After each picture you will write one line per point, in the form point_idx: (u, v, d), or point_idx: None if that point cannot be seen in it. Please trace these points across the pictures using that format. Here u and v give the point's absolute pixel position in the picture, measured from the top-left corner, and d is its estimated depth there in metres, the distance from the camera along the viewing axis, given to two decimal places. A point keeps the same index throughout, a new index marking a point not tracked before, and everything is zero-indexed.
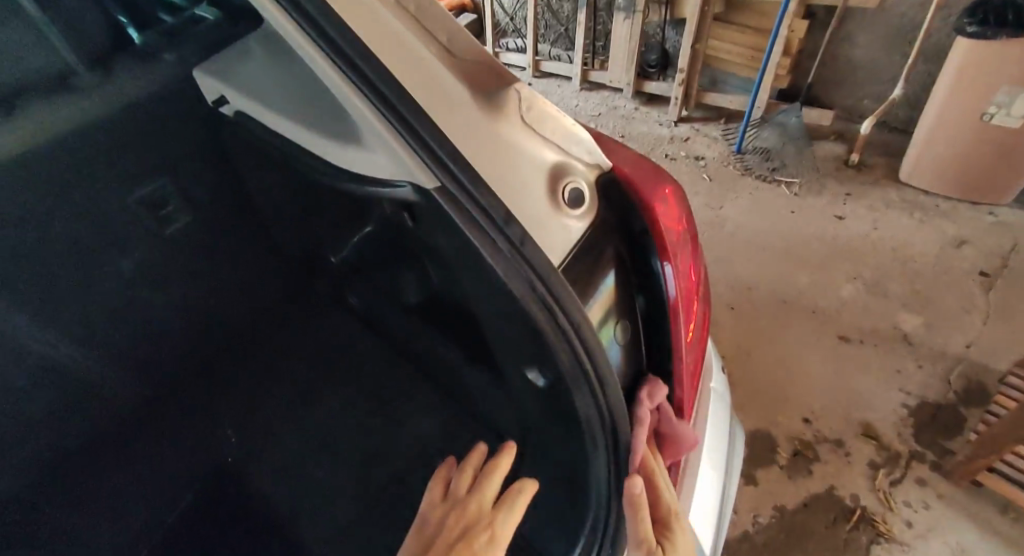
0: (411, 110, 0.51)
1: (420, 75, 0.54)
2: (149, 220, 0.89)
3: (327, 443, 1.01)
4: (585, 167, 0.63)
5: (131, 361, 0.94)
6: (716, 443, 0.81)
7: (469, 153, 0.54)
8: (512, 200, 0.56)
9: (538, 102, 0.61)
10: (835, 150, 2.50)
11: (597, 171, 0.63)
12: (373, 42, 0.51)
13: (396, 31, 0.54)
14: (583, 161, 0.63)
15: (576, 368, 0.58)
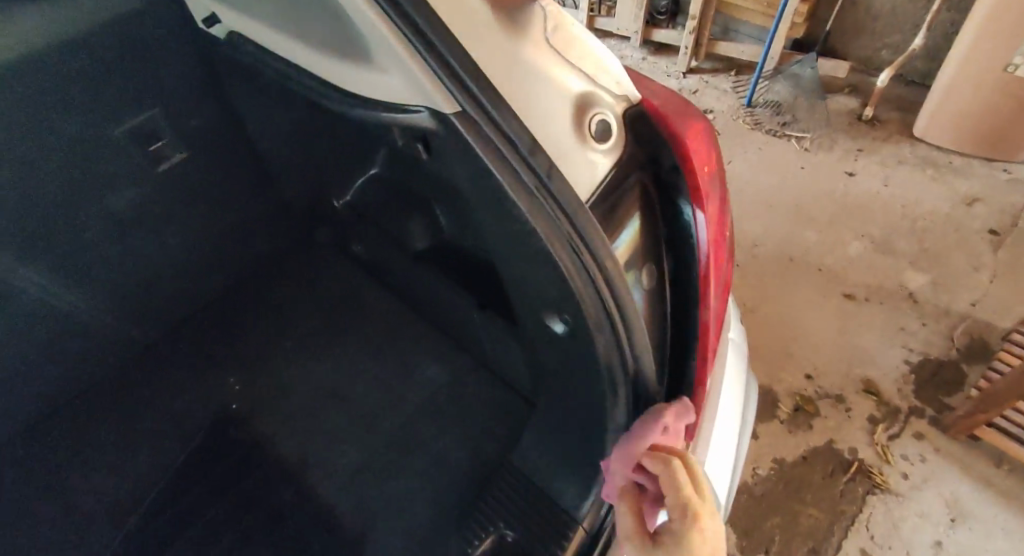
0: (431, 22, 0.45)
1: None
2: (145, 156, 0.83)
3: (336, 390, 1.00)
4: (614, 99, 0.56)
5: (127, 306, 0.93)
6: (733, 393, 0.80)
7: (494, 76, 0.48)
8: (540, 131, 0.50)
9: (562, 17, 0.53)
10: (848, 106, 2.39)
11: (625, 103, 0.56)
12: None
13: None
14: (612, 91, 0.55)
15: (602, 312, 0.56)
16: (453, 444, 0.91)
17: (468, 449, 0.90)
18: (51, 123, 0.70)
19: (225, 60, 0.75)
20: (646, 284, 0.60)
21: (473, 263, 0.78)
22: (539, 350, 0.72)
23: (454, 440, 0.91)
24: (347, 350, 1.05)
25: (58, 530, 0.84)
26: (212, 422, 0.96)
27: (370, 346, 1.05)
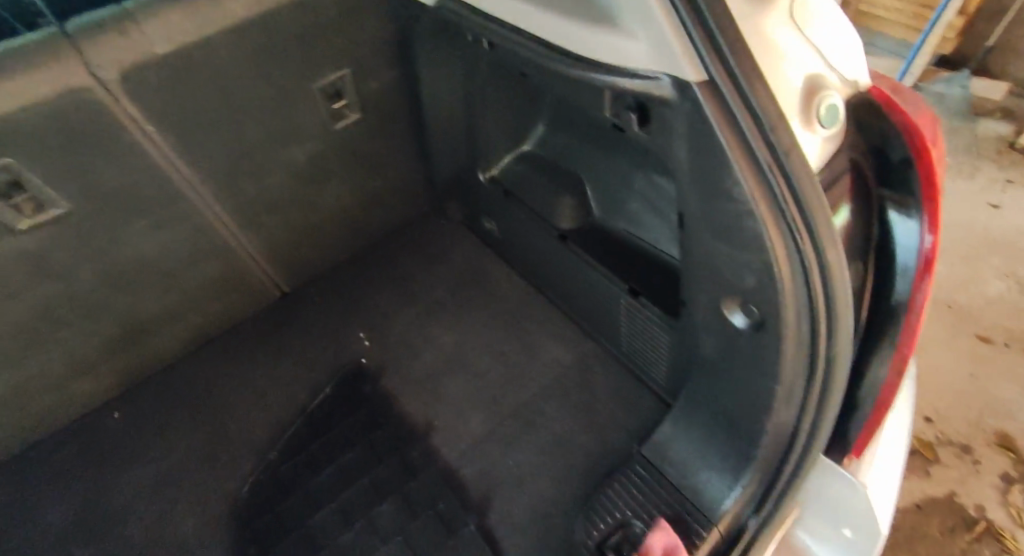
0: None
1: None
2: (326, 110, 0.85)
3: (461, 360, 1.01)
4: (837, 82, 0.52)
5: (277, 254, 1.02)
6: (901, 428, 0.75)
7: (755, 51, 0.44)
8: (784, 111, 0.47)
9: None
10: (998, 132, 2.06)
11: (851, 86, 0.52)
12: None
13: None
14: (834, 75, 0.52)
15: (803, 305, 0.52)
16: (578, 428, 0.91)
17: (593, 434, 0.89)
18: (262, 82, 0.74)
19: (428, 27, 0.77)
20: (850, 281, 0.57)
21: (624, 237, 0.85)
22: (698, 343, 0.69)
23: (577, 422, 0.91)
24: (469, 323, 1.06)
25: (209, 443, 0.95)
26: (344, 372, 1.02)
27: (494, 321, 1.06)
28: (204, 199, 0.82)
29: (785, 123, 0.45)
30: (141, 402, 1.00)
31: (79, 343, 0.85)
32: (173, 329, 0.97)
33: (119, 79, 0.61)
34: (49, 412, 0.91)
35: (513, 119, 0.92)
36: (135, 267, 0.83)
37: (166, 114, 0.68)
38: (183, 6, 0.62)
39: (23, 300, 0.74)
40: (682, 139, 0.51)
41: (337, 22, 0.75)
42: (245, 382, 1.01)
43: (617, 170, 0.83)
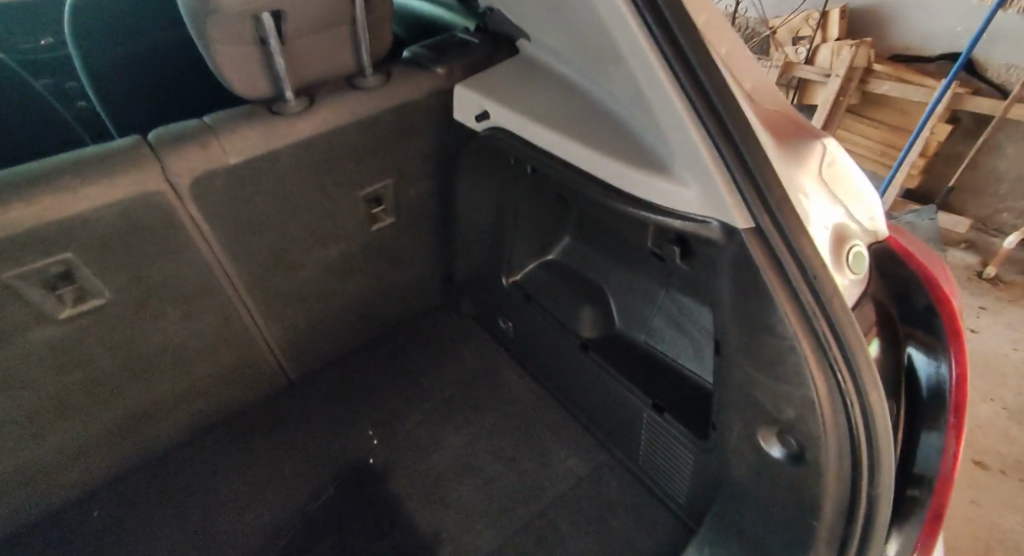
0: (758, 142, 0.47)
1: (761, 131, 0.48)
2: (365, 214, 0.89)
3: (473, 466, 0.98)
4: (861, 233, 0.58)
5: (294, 346, 1.01)
6: None
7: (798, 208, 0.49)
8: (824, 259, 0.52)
9: (818, 153, 0.55)
10: (966, 261, 2.23)
11: (873, 236, 0.58)
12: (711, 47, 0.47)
13: (726, 62, 0.52)
14: (859, 226, 0.58)
15: (847, 440, 0.53)
16: (594, 547, 0.87)
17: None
18: (314, 188, 0.78)
19: (473, 148, 0.84)
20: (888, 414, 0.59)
21: (643, 347, 0.87)
22: (729, 467, 0.68)
23: (593, 541, 0.87)
24: (481, 426, 1.04)
25: (196, 548, 0.88)
26: (348, 474, 0.97)
27: (506, 425, 1.04)
28: (238, 292, 0.83)
29: (828, 271, 0.49)
30: (126, 496, 0.93)
31: (79, 433, 0.82)
32: (176, 418, 0.94)
33: (189, 182, 0.65)
34: (27, 506, 0.85)
35: (540, 231, 0.97)
36: (156, 355, 0.81)
37: (223, 213, 0.71)
38: (258, 121, 0.67)
39: (38, 387, 0.72)
40: (727, 274, 0.55)
41: (390, 139, 0.81)
42: (240, 480, 0.96)
43: (638, 286, 0.89)
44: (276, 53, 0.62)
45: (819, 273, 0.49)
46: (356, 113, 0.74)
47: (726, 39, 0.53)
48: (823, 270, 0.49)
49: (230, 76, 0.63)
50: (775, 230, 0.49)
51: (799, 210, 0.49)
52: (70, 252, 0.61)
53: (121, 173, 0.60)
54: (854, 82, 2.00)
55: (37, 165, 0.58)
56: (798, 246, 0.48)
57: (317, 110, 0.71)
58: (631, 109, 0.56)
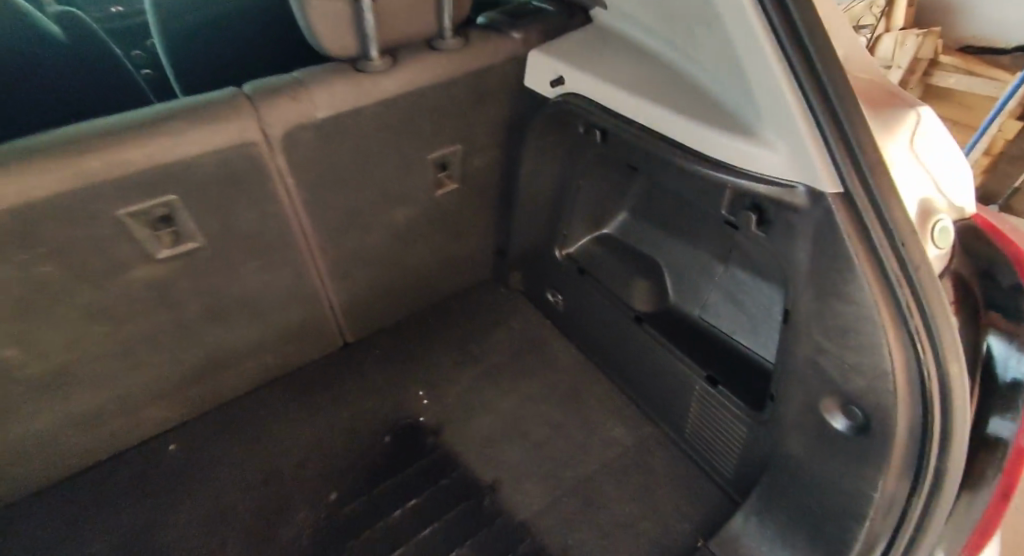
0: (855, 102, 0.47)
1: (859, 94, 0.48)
2: (431, 180, 0.91)
3: (521, 429, 1.01)
4: (946, 205, 0.57)
5: (353, 306, 1.04)
6: None
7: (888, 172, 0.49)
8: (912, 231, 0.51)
9: (911, 122, 0.55)
10: None
11: (958, 210, 0.57)
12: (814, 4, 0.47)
13: (826, 23, 0.52)
14: (944, 198, 0.57)
15: (919, 410, 0.53)
16: (639, 512, 0.89)
17: (655, 522, 0.87)
18: (388, 149, 0.80)
19: (546, 117, 0.85)
20: None
21: (698, 322, 0.88)
22: (786, 440, 0.69)
23: (639, 507, 0.89)
24: (529, 393, 1.07)
25: (257, 489, 0.93)
26: (400, 429, 1.01)
27: (552, 394, 1.06)
28: (311, 246, 0.86)
29: (916, 238, 0.49)
30: (195, 437, 0.98)
31: (157, 373, 0.87)
32: (243, 367, 0.98)
33: (281, 133, 0.68)
34: (108, 439, 0.91)
35: (599, 204, 0.98)
36: (231, 305, 0.85)
37: (304, 167, 0.74)
38: (345, 79, 0.70)
39: (128, 326, 0.77)
40: (807, 239, 0.55)
41: (462, 103, 0.82)
42: (298, 429, 1.01)
43: (697, 261, 0.88)
44: (367, 11, 0.64)
45: (907, 240, 0.49)
46: (435, 76, 0.76)
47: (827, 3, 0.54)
48: (910, 236, 0.49)
49: (319, 36, 0.65)
50: (864, 193, 0.49)
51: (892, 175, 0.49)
52: (171, 194, 0.65)
53: (221, 121, 0.63)
54: (918, 74, 1.89)
55: (146, 111, 0.62)
56: (888, 212, 0.48)
57: (399, 71, 0.73)
58: (720, 72, 0.57)
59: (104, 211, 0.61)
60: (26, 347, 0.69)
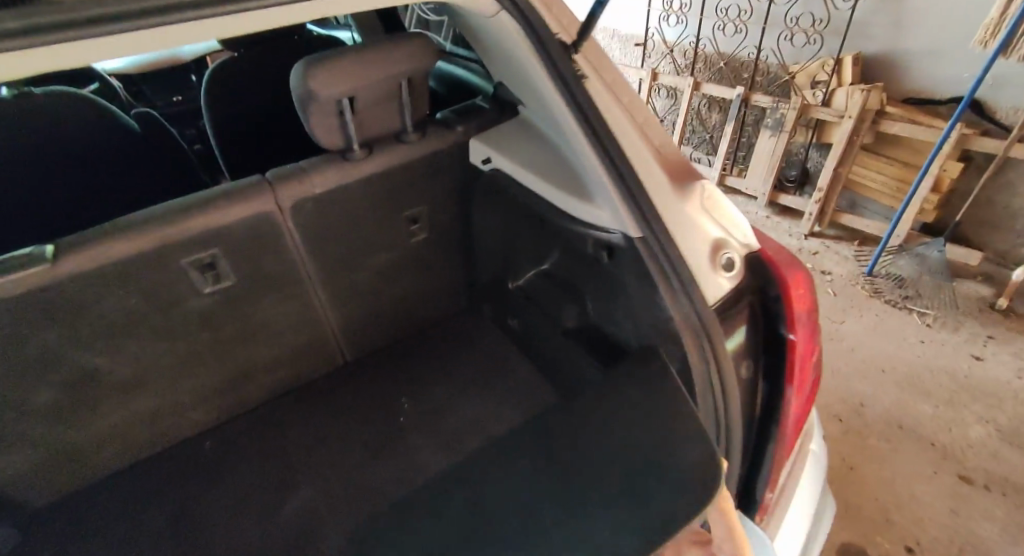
0: (639, 186, 0.77)
1: (647, 172, 0.81)
2: (406, 232, 1.21)
3: (480, 426, 1.26)
4: (738, 247, 0.85)
5: (351, 329, 1.33)
6: (799, 508, 0.94)
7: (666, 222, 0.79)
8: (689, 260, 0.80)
9: (703, 189, 0.84)
10: (980, 292, 2.45)
11: (746, 250, 0.85)
12: (610, 127, 0.78)
13: (636, 129, 0.84)
14: (736, 243, 0.85)
15: (705, 378, 0.83)
16: None
17: None
18: (370, 212, 1.11)
19: (486, 185, 1.14)
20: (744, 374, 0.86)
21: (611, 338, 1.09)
22: None
23: None
24: (489, 398, 1.32)
25: (271, 476, 1.19)
26: (387, 429, 1.27)
27: (508, 400, 1.31)
28: (314, 282, 1.15)
29: (684, 263, 0.78)
30: (223, 436, 1.27)
31: (197, 381, 1.15)
32: (265, 379, 1.27)
33: (290, 203, 0.99)
34: (158, 436, 1.18)
35: (534, 248, 1.20)
36: (256, 328, 1.14)
37: (306, 225, 1.04)
38: (336, 164, 1.01)
39: (177, 344, 1.05)
40: (630, 264, 0.83)
41: (423, 178, 1.13)
42: (304, 429, 1.28)
43: (604, 293, 1.03)
44: (349, 121, 0.94)
45: (677, 265, 0.78)
46: (398, 159, 1.06)
47: (642, 115, 0.87)
48: (678, 263, 0.78)
49: (321, 138, 0.96)
50: (652, 235, 0.78)
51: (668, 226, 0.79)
52: (215, 247, 0.95)
53: (248, 198, 0.94)
54: (867, 122, 2.65)
55: (201, 194, 0.93)
56: (664, 247, 0.78)
57: (376, 157, 1.04)
58: (573, 160, 0.87)
59: (172, 260, 0.92)
60: (107, 357, 0.98)
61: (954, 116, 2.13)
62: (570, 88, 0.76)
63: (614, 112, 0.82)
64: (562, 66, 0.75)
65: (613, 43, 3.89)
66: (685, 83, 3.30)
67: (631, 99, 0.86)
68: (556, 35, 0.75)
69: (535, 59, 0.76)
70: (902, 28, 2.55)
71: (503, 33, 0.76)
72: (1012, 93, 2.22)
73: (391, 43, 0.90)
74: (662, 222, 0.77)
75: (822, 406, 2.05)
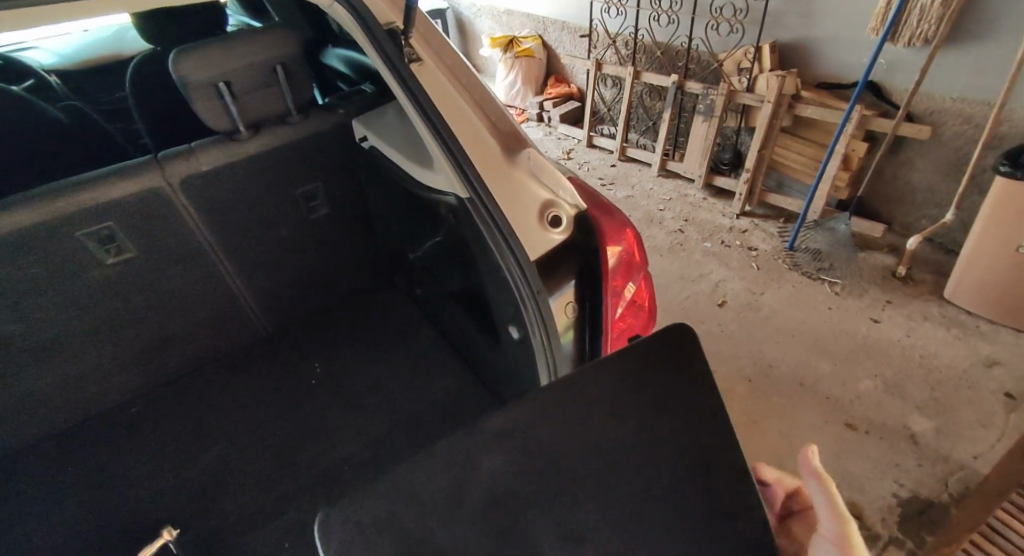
0: (464, 155, 0.91)
1: (478, 143, 0.94)
2: (304, 208, 1.34)
3: (380, 385, 1.39)
4: (569, 208, 0.98)
5: (265, 302, 1.42)
6: None
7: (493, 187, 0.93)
8: (515, 218, 0.94)
9: (534, 158, 0.98)
10: (885, 262, 2.58)
11: (575, 211, 0.97)
12: (439, 104, 0.91)
13: (473, 106, 0.97)
14: (567, 203, 0.97)
15: (536, 321, 0.95)
16: None
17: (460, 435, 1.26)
18: (265, 188, 1.24)
19: (372, 164, 1.27)
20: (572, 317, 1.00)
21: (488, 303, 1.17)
22: (511, 355, 1.12)
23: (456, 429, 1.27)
24: (392, 360, 1.45)
25: (183, 434, 1.29)
26: (297, 390, 1.38)
27: (412, 362, 1.44)
28: (215, 254, 1.26)
29: (506, 221, 0.92)
30: (150, 402, 1.35)
31: (104, 355, 1.22)
32: (180, 351, 1.35)
33: (180, 180, 1.11)
34: (69, 407, 1.25)
35: (419, 223, 1.26)
36: (161, 299, 1.24)
37: (199, 199, 1.16)
38: (224, 144, 1.14)
39: (87, 312, 1.15)
40: (468, 223, 0.98)
41: (314, 156, 1.26)
42: (215, 394, 1.37)
43: (469, 257, 1.11)
44: (231, 106, 1.06)
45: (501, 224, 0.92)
46: (282, 139, 1.19)
47: (480, 94, 1.00)
48: (502, 221, 0.92)
49: (211, 121, 1.07)
50: (479, 197, 0.92)
51: (492, 190, 0.93)
52: (110, 221, 1.08)
53: (140, 175, 1.08)
54: (783, 107, 2.73)
55: (97, 173, 1.06)
56: (489, 207, 0.92)
57: (259, 137, 1.17)
58: None
59: (67, 232, 1.03)
60: (24, 324, 1.09)
61: (853, 98, 2.28)
62: (402, 72, 0.89)
63: (449, 90, 0.93)
64: (390, 52, 0.88)
65: (563, 36, 4.01)
66: (626, 72, 3.42)
67: (470, 79, 0.99)
68: (386, 26, 0.89)
69: (368, 48, 0.89)
70: (811, 17, 2.67)
71: (342, 25, 0.89)
72: (902, 75, 2.39)
73: (259, 33, 1.02)
74: (485, 186, 0.92)
75: (732, 368, 2.12)
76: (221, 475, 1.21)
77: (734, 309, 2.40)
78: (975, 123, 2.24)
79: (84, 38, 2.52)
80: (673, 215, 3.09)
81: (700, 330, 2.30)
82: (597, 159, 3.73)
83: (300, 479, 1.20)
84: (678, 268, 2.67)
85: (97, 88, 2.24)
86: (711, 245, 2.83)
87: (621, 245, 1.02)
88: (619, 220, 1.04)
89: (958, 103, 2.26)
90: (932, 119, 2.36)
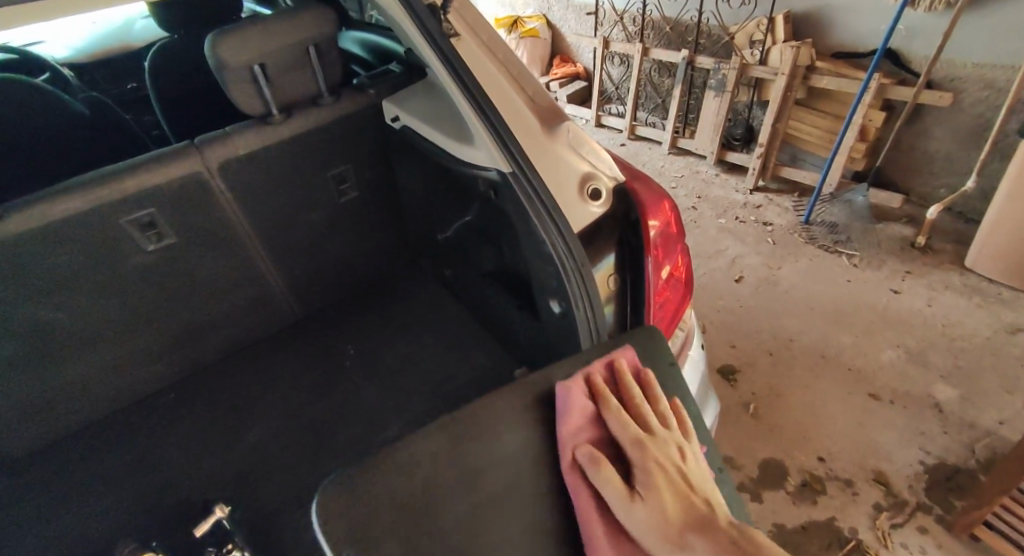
0: (506, 128, 0.91)
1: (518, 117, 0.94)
2: (334, 190, 1.34)
3: (414, 365, 1.41)
4: (607, 180, 0.98)
5: (296, 287, 1.43)
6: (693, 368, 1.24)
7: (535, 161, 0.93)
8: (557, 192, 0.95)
9: (573, 131, 0.98)
10: (903, 233, 2.56)
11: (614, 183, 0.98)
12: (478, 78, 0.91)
13: (511, 80, 0.96)
14: (605, 176, 0.98)
15: (579, 293, 0.96)
16: None
17: None
18: (297, 171, 1.24)
19: (402, 144, 1.27)
20: (614, 289, 1.01)
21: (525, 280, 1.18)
22: (552, 331, 1.13)
23: None
24: (424, 341, 1.46)
25: (221, 420, 1.30)
26: (330, 373, 1.40)
27: (443, 342, 1.46)
28: (249, 239, 1.27)
29: (550, 195, 0.92)
30: (188, 388, 1.37)
31: (139, 341, 1.23)
32: (214, 337, 1.36)
33: (218, 165, 1.12)
34: (106, 395, 1.26)
35: (451, 202, 1.26)
36: (198, 285, 1.25)
37: (235, 184, 1.16)
38: (258, 127, 1.14)
39: (127, 300, 1.16)
40: (509, 199, 0.98)
41: (343, 139, 1.27)
42: (249, 380, 1.38)
43: (506, 234, 1.11)
44: (263, 86, 1.05)
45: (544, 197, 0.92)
46: (313, 122, 1.19)
47: (517, 68, 1.00)
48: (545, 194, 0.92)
49: (240, 104, 1.06)
50: (522, 171, 0.92)
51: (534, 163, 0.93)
52: (153, 208, 1.08)
53: (178, 162, 1.08)
54: (798, 79, 2.69)
55: (134, 160, 1.06)
56: (532, 181, 0.92)
57: (291, 121, 1.16)
58: None
59: (110, 219, 1.04)
60: (67, 312, 1.10)
61: (872, 67, 2.24)
62: (441, 47, 0.88)
63: (486, 66, 0.93)
64: (428, 27, 0.87)
65: (568, 14, 3.96)
66: (634, 49, 3.35)
67: (505, 52, 0.99)
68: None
69: (407, 23, 0.89)
70: None
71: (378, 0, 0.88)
72: (922, 41, 2.35)
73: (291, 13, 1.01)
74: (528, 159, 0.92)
75: (752, 343, 2.12)
76: (262, 457, 1.23)
77: (752, 285, 2.39)
78: (996, 88, 2.22)
79: (90, 30, 2.49)
80: (686, 193, 3.07)
81: (718, 307, 2.30)
82: (606, 139, 3.71)
83: (339, 458, 1.22)
84: (694, 245, 2.66)
85: (106, 79, 2.22)
86: (726, 221, 2.82)
87: (660, 216, 1.03)
88: (657, 191, 1.05)
89: (979, 69, 2.23)
90: (952, 86, 2.33)
